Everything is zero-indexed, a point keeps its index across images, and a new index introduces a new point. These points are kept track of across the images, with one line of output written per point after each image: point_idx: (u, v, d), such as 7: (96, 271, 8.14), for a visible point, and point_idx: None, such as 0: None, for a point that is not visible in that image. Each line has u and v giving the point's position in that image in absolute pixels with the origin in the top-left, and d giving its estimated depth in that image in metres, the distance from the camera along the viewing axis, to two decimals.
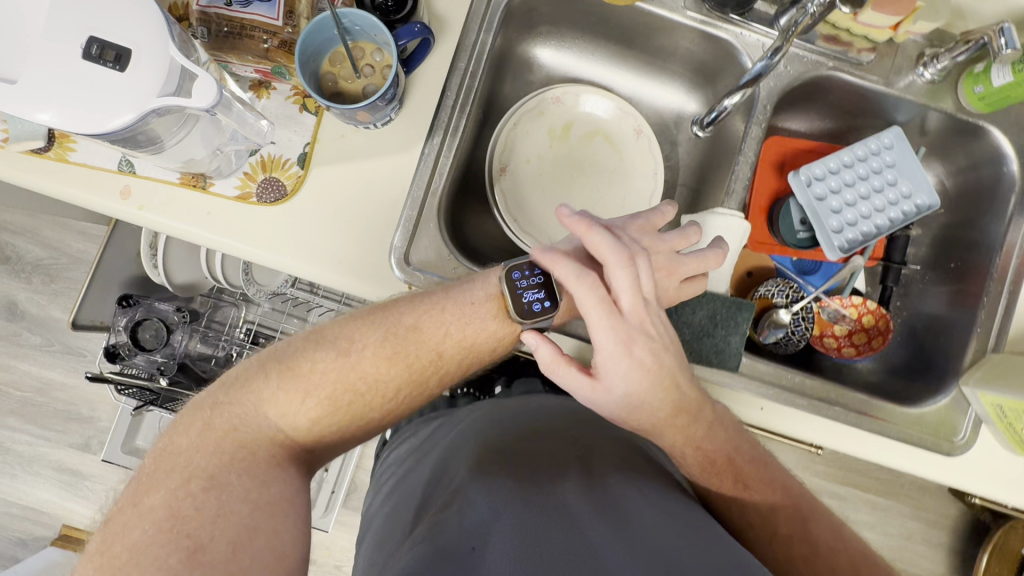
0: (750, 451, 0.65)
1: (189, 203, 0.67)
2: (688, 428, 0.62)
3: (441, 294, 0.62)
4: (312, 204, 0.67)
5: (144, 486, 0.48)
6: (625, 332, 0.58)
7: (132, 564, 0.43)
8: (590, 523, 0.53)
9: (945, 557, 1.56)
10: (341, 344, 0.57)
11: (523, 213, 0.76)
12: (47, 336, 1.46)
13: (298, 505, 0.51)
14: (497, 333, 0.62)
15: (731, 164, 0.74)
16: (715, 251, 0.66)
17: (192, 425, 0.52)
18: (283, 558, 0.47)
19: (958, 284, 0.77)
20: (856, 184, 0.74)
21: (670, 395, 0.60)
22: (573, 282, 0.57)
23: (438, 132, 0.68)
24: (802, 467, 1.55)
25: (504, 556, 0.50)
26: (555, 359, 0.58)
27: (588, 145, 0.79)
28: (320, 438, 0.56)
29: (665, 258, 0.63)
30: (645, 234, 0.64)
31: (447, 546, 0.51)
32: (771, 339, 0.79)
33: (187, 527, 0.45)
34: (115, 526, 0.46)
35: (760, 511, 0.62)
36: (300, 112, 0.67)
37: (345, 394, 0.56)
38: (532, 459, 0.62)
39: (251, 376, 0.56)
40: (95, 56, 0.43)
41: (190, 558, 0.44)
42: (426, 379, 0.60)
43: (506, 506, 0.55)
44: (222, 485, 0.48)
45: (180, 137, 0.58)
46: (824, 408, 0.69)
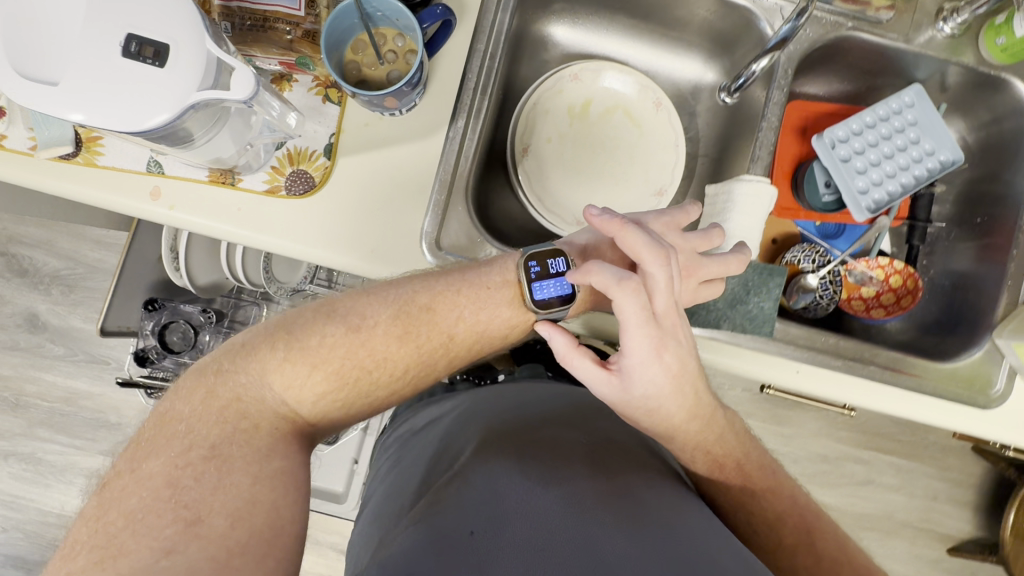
0: (758, 460, 0.67)
1: (217, 200, 0.67)
2: (701, 431, 0.64)
3: (457, 275, 0.64)
4: (341, 194, 0.68)
5: (142, 451, 0.48)
6: (657, 337, 0.58)
7: (128, 532, 0.43)
8: (593, 509, 0.54)
9: (971, 514, 1.57)
10: (352, 321, 0.59)
11: (548, 193, 0.77)
12: (70, 346, 1.48)
13: (299, 479, 0.51)
14: (511, 320, 0.64)
15: (755, 131, 0.74)
16: (737, 255, 0.66)
17: (194, 392, 0.52)
18: (281, 532, 0.47)
19: (985, 239, 0.77)
20: (879, 144, 0.74)
21: (689, 399, 0.62)
22: (614, 289, 0.57)
23: (462, 115, 0.68)
24: (825, 433, 1.56)
25: (504, 541, 0.51)
26: (570, 349, 0.60)
27: (607, 121, 0.78)
28: (325, 413, 0.57)
29: (687, 258, 0.63)
30: (668, 233, 0.65)
31: (446, 529, 0.51)
32: (800, 304, 0.79)
33: (185, 497, 0.46)
34: (111, 490, 0.46)
35: (767, 519, 0.64)
36: (323, 102, 0.67)
37: (352, 369, 0.57)
38: (543, 438, 0.63)
39: (257, 345, 0.56)
40: (133, 52, 0.44)
41: (188, 529, 0.44)
42: (436, 361, 0.62)
43: (511, 488, 0.56)
44: (223, 457, 0.48)
45: (211, 136, 0.58)
46: (859, 368, 0.70)
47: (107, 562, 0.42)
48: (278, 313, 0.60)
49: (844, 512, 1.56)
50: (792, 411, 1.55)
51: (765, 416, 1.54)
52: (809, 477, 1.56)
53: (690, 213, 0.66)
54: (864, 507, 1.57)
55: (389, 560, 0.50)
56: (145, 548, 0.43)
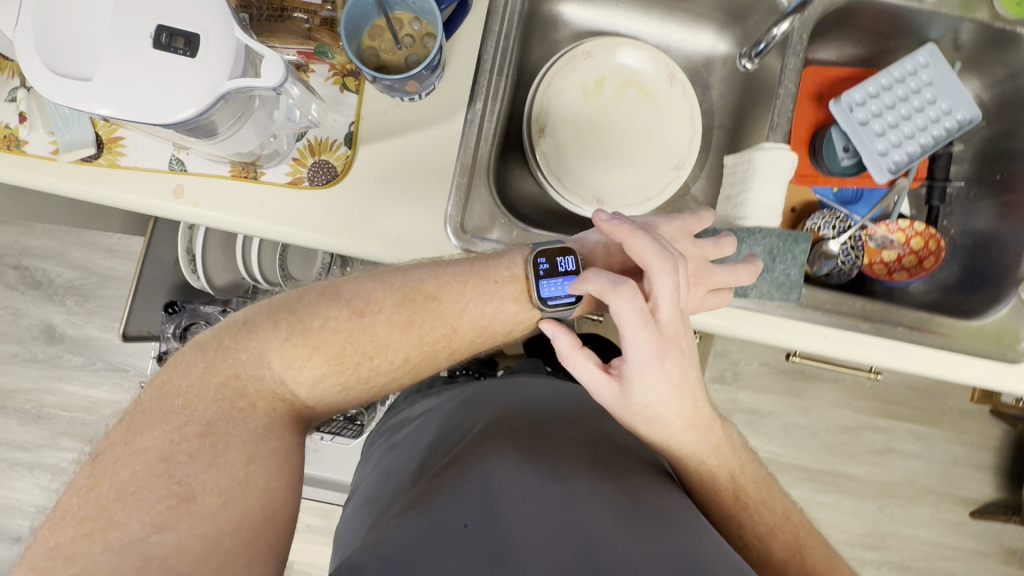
0: (753, 472, 0.66)
1: (240, 195, 0.67)
2: (699, 441, 0.63)
3: (465, 267, 0.63)
4: (363, 183, 0.68)
5: (138, 423, 0.49)
6: (659, 344, 0.58)
7: (119, 505, 0.44)
8: (580, 501, 0.57)
9: (991, 476, 1.58)
10: (356, 305, 0.59)
11: (567, 172, 0.77)
12: (89, 355, 1.48)
13: (294, 462, 0.52)
14: (516, 315, 0.63)
15: (771, 99, 0.74)
16: (748, 266, 0.65)
17: (194, 366, 0.53)
18: (272, 517, 0.48)
19: (1005, 196, 0.77)
20: (896, 106, 0.74)
21: (688, 408, 0.61)
22: (611, 293, 0.57)
23: (479, 98, 0.68)
24: (843, 404, 1.56)
25: (496, 534, 0.54)
26: (571, 349, 0.60)
27: (622, 98, 0.78)
28: (324, 396, 0.57)
29: (697, 267, 0.63)
30: (680, 238, 0.64)
31: (442, 521, 0.55)
32: (823, 271, 0.80)
33: (178, 473, 0.46)
34: (105, 460, 0.46)
35: (756, 532, 0.65)
36: (340, 92, 0.67)
37: (352, 354, 0.57)
38: (544, 433, 0.65)
39: (259, 322, 0.56)
40: (164, 44, 0.44)
41: (181, 505, 0.45)
42: (438, 351, 0.61)
43: (508, 481, 0.58)
44: (219, 435, 0.49)
45: (235, 127, 0.57)
46: (887, 330, 0.70)
47: (97, 534, 0.43)
48: (281, 292, 0.60)
49: (865, 480, 1.57)
50: (809, 383, 1.55)
51: (782, 390, 1.55)
52: (828, 447, 1.57)
53: (703, 219, 0.66)
54: (884, 475, 1.57)
55: (380, 550, 0.52)
56: (136, 522, 0.43)
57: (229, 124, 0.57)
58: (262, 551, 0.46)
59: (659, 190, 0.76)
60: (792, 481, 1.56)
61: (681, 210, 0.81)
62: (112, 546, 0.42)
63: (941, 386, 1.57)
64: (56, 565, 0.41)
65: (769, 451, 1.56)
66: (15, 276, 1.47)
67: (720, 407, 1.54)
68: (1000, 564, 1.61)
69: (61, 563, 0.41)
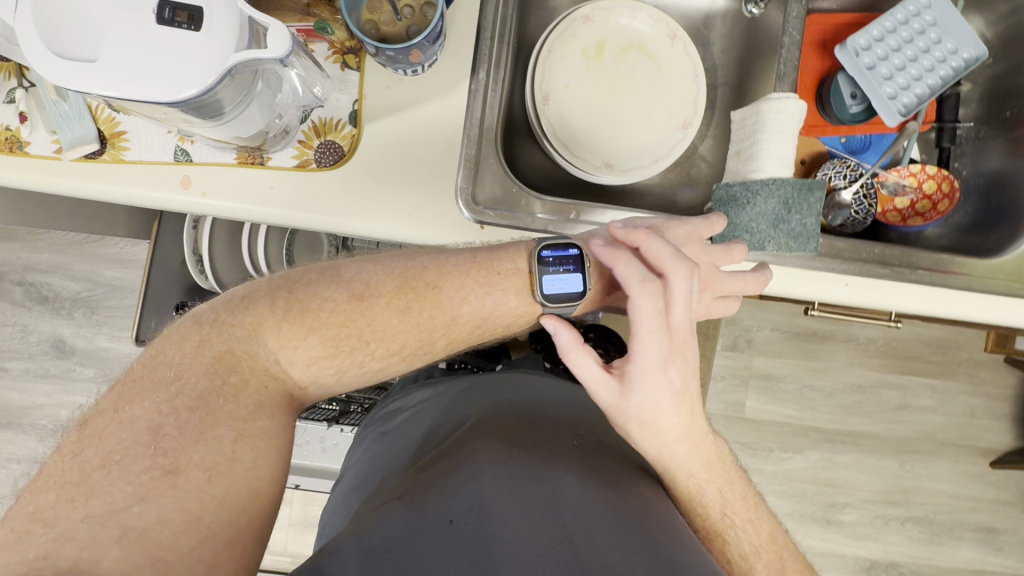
0: (742, 491, 0.65)
1: (247, 182, 0.67)
2: (690, 453, 0.62)
3: (469, 257, 0.62)
4: (370, 161, 0.67)
5: (129, 391, 0.49)
6: (667, 348, 0.59)
7: (103, 473, 0.45)
8: (563, 502, 0.57)
9: (1009, 425, 1.59)
10: (355, 288, 0.58)
11: (573, 140, 0.77)
12: (100, 366, 1.48)
13: (282, 442, 0.52)
14: (516, 309, 0.63)
15: (775, 50, 0.73)
16: (757, 276, 0.66)
17: (189, 339, 0.53)
18: (256, 495, 0.49)
19: (1014, 133, 0.77)
20: (902, 48, 0.73)
21: (684, 419, 0.61)
22: (636, 283, 0.58)
23: (482, 67, 0.68)
24: (857, 363, 1.57)
25: (481, 532, 0.54)
26: (573, 345, 0.59)
27: (623, 61, 0.78)
28: (319, 378, 0.57)
29: (706, 273, 0.65)
30: (689, 242, 0.65)
31: (429, 514, 0.54)
32: (838, 220, 0.79)
33: (165, 445, 0.47)
34: (92, 427, 0.47)
35: (741, 552, 0.64)
36: (342, 70, 0.67)
37: (347, 338, 0.57)
38: (538, 434, 0.65)
39: (257, 299, 0.56)
40: (168, 19, 0.44)
41: (164, 478, 0.45)
42: (434, 339, 0.60)
43: (496, 482, 0.58)
44: (208, 409, 0.49)
45: (241, 108, 0.56)
46: (907, 274, 0.70)
47: (79, 500, 0.43)
48: (282, 270, 0.60)
49: (883, 438, 1.57)
50: (821, 344, 1.55)
51: (795, 353, 1.55)
52: (844, 407, 1.57)
53: (714, 224, 0.67)
54: (903, 431, 1.58)
55: (363, 539, 0.52)
56: (119, 491, 0.44)
57: (234, 107, 0.56)
58: (242, 529, 0.47)
59: (667, 151, 0.76)
60: (811, 443, 1.56)
61: (689, 170, 0.80)
62: (94, 513, 0.43)
63: (954, 338, 1.57)
64: (34, 528, 0.42)
65: (786, 415, 1.56)
66: (20, 292, 1.47)
67: (735, 374, 1.54)
68: None
69: (40, 527, 0.42)
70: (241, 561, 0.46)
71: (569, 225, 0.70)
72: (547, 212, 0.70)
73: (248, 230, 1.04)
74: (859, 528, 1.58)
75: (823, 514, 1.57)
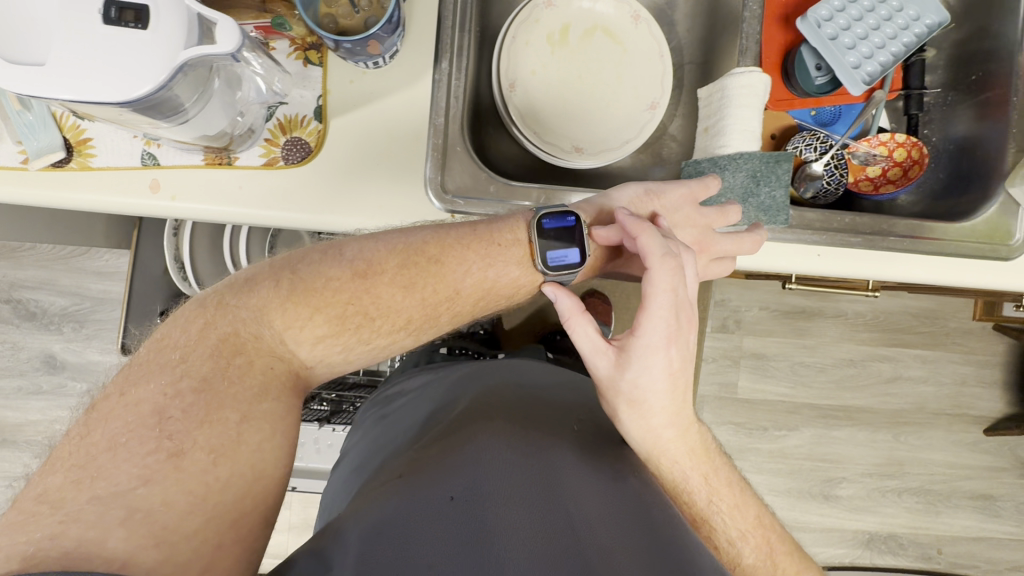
0: (726, 478, 0.67)
1: (217, 183, 0.67)
2: (678, 440, 0.64)
3: (469, 230, 0.64)
4: (337, 156, 0.68)
5: (136, 374, 0.49)
6: (672, 329, 0.60)
7: (109, 455, 0.45)
8: (564, 483, 0.57)
9: (1001, 392, 1.60)
10: (358, 265, 0.59)
11: (542, 126, 0.77)
12: (92, 380, 1.48)
13: (288, 425, 0.52)
14: (519, 279, 0.65)
15: (737, 27, 0.73)
16: (752, 236, 0.67)
17: (194, 321, 0.53)
18: (261, 477, 0.49)
19: (981, 96, 0.77)
20: (863, 18, 0.73)
21: (674, 404, 0.62)
22: (656, 258, 0.60)
23: (445, 56, 0.68)
24: (847, 338, 1.57)
25: (479, 510, 0.54)
26: (573, 311, 0.62)
27: (588, 45, 0.78)
28: (325, 355, 0.57)
29: (698, 235, 0.69)
30: (685, 205, 0.68)
31: (428, 493, 0.54)
32: (809, 192, 0.81)
33: (170, 428, 0.47)
34: (99, 410, 0.47)
35: (728, 538, 0.65)
36: (304, 66, 0.67)
37: (353, 315, 0.57)
38: (539, 419, 0.65)
39: (261, 279, 0.57)
40: (115, 19, 0.44)
41: (170, 460, 0.46)
42: (439, 314, 0.62)
43: (495, 464, 0.58)
44: (213, 391, 0.50)
45: (201, 107, 0.56)
46: (878, 242, 0.70)
47: (85, 483, 0.44)
48: (285, 251, 0.61)
49: (877, 411, 1.58)
50: (810, 321, 1.56)
51: (785, 331, 1.55)
52: (837, 382, 1.58)
53: (710, 186, 0.68)
54: (895, 403, 1.58)
55: (363, 519, 0.52)
56: (124, 474, 0.44)
57: (194, 103, 0.55)
58: (249, 510, 0.47)
59: (636, 132, 0.77)
60: (805, 420, 1.57)
61: (660, 150, 0.81)
62: (100, 495, 0.43)
63: (941, 308, 1.58)
64: (41, 510, 0.42)
65: (779, 393, 1.56)
66: (7, 310, 1.47)
67: (726, 355, 1.55)
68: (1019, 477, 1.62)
69: (47, 508, 0.42)
70: (247, 543, 0.47)
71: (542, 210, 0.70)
72: (518, 197, 0.70)
73: (229, 234, 1.03)
74: (857, 502, 1.59)
75: (821, 490, 1.58)
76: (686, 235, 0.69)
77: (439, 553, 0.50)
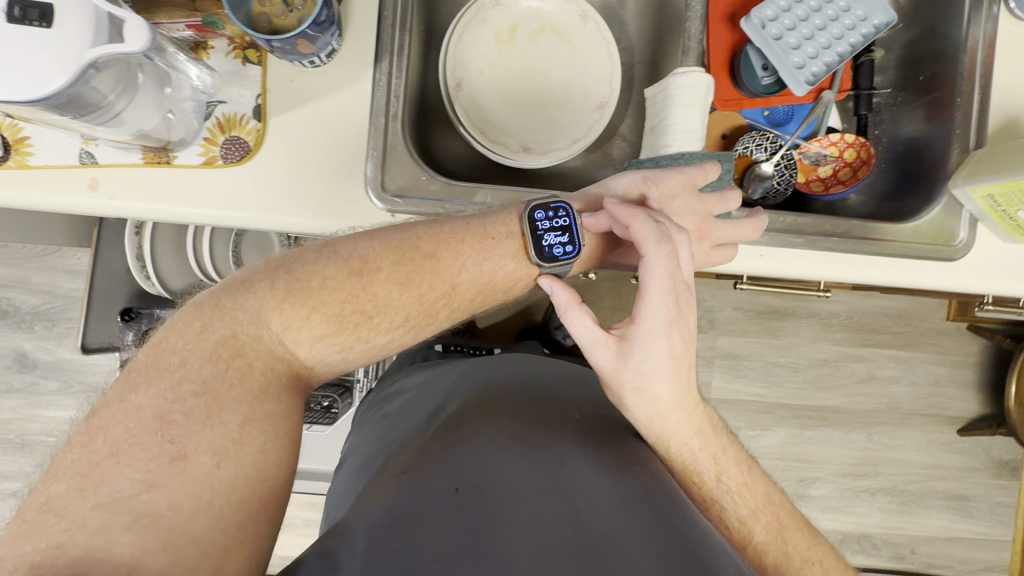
0: (734, 456, 0.67)
1: (155, 182, 0.67)
2: (683, 422, 0.64)
3: (464, 225, 0.63)
4: (276, 155, 0.67)
5: (134, 380, 0.50)
6: (671, 314, 0.60)
7: (112, 462, 0.45)
8: (569, 474, 0.58)
9: (975, 392, 1.60)
10: (354, 263, 0.59)
11: (490, 126, 0.77)
12: (64, 379, 1.48)
13: (290, 424, 0.53)
14: (515, 273, 0.64)
15: (681, 27, 0.73)
16: (752, 222, 0.67)
17: (192, 325, 0.54)
18: (267, 477, 0.50)
19: (930, 97, 0.76)
20: (809, 18, 0.73)
21: (679, 384, 0.63)
22: (652, 244, 0.60)
23: (385, 55, 0.68)
24: (821, 338, 1.57)
25: (483, 498, 0.55)
26: (570, 303, 0.62)
27: (537, 44, 0.78)
28: (320, 355, 0.57)
29: (698, 221, 0.68)
30: (683, 193, 0.68)
31: (433, 486, 0.55)
32: (758, 193, 0.80)
33: (172, 432, 0.48)
34: (98, 418, 0.48)
35: (737, 517, 0.65)
36: (243, 65, 0.67)
37: (351, 313, 0.58)
38: (539, 414, 0.66)
39: (256, 281, 0.56)
40: (18, 17, 0.43)
41: (173, 464, 0.46)
42: (438, 310, 0.62)
43: (499, 456, 0.59)
44: (212, 395, 0.50)
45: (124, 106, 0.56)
46: (821, 242, 0.70)
47: (88, 490, 0.44)
48: (280, 252, 0.61)
49: (851, 411, 1.58)
50: (784, 321, 1.55)
51: (758, 331, 1.55)
52: (811, 382, 1.58)
53: (709, 173, 0.67)
54: (869, 403, 1.58)
55: (370, 516, 0.53)
56: (127, 479, 0.45)
57: (116, 95, 0.55)
58: (253, 512, 0.48)
59: (584, 132, 0.77)
60: (778, 420, 1.57)
61: (610, 151, 0.81)
62: (104, 502, 0.44)
63: (915, 309, 1.58)
64: (45, 519, 0.43)
65: (753, 392, 1.57)
66: None
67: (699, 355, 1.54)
68: (993, 478, 1.63)
69: (52, 518, 0.43)
70: (256, 543, 0.47)
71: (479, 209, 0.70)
72: (459, 196, 0.69)
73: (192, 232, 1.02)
74: (831, 502, 1.59)
75: (795, 490, 1.57)
76: (686, 222, 0.68)
77: (448, 545, 0.51)
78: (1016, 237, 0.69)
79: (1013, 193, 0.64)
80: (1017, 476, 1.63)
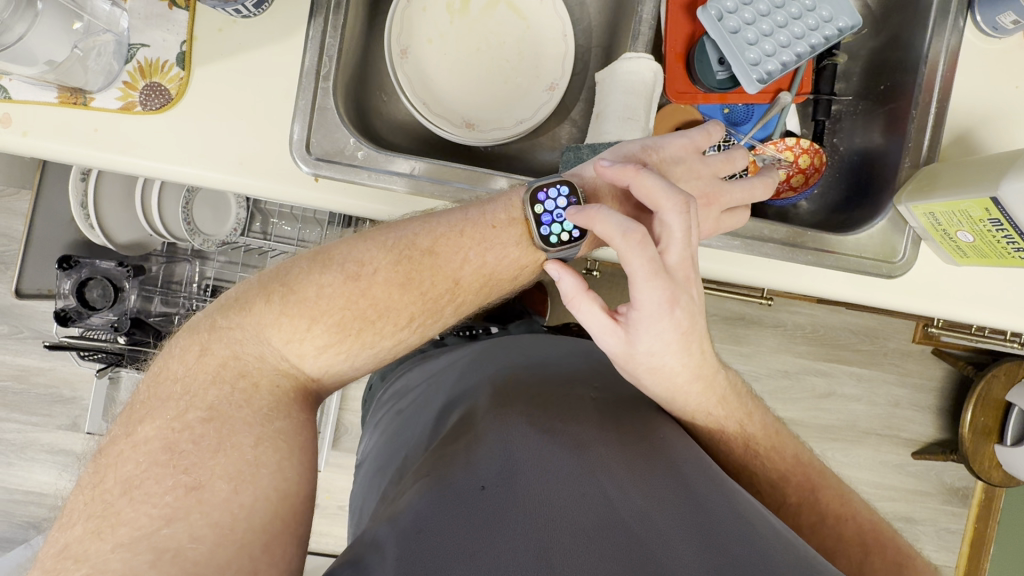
0: (761, 421, 0.66)
1: (72, 124, 0.63)
2: (704, 394, 0.63)
3: (462, 215, 0.60)
4: (199, 107, 0.65)
5: (138, 414, 0.49)
6: (670, 290, 0.56)
7: (126, 500, 0.44)
8: (596, 458, 0.54)
9: (933, 417, 1.60)
10: (350, 268, 0.56)
11: (433, 96, 0.73)
12: (12, 323, 1.31)
13: (304, 440, 0.52)
14: (519, 261, 0.61)
15: (632, 12, 0.71)
16: (762, 179, 0.65)
17: (190, 349, 0.52)
18: (287, 496, 0.48)
19: (890, 108, 0.74)
20: (772, 13, 0.68)
21: (694, 358, 0.61)
22: (616, 240, 0.55)
23: (320, 12, 0.66)
24: (785, 348, 1.54)
25: (512, 498, 0.50)
26: (578, 292, 0.58)
27: (490, 17, 0.75)
28: (332, 363, 0.55)
29: (707, 183, 0.64)
30: (687, 156, 0.65)
31: (457, 486, 0.51)
32: None
33: (184, 462, 0.46)
34: (107, 457, 0.46)
35: (769, 479, 0.65)
36: (169, 9, 0.64)
37: (354, 320, 0.55)
38: (553, 397, 0.61)
39: (252, 298, 0.54)
40: None
41: (189, 495, 0.45)
42: (441, 307, 0.59)
43: (524, 445, 0.54)
44: (221, 419, 0.49)
45: (19, 31, 0.55)
46: (755, 247, 0.68)
47: (106, 532, 0.43)
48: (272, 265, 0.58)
49: (808, 425, 1.56)
50: (749, 329, 1.51)
51: (723, 336, 1.50)
52: (772, 393, 1.54)
53: (712, 135, 0.66)
54: (827, 419, 1.57)
55: (398, 522, 0.48)
56: (145, 516, 0.43)
57: (12, 15, 0.54)
58: (278, 534, 0.46)
59: (532, 112, 0.75)
60: None
61: (559, 134, 0.80)
62: (123, 542, 0.42)
63: (883, 328, 1.56)
64: (66, 565, 0.41)
65: None
66: None
67: None
68: (942, 502, 1.63)
69: (71, 564, 0.41)
70: (283, 563, 0.45)
71: (417, 185, 0.67)
72: (401, 168, 0.66)
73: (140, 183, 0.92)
74: None
75: None
76: (692, 186, 0.64)
77: (482, 547, 0.47)
78: (956, 259, 0.67)
79: (953, 213, 0.62)
80: (966, 503, 1.64)
